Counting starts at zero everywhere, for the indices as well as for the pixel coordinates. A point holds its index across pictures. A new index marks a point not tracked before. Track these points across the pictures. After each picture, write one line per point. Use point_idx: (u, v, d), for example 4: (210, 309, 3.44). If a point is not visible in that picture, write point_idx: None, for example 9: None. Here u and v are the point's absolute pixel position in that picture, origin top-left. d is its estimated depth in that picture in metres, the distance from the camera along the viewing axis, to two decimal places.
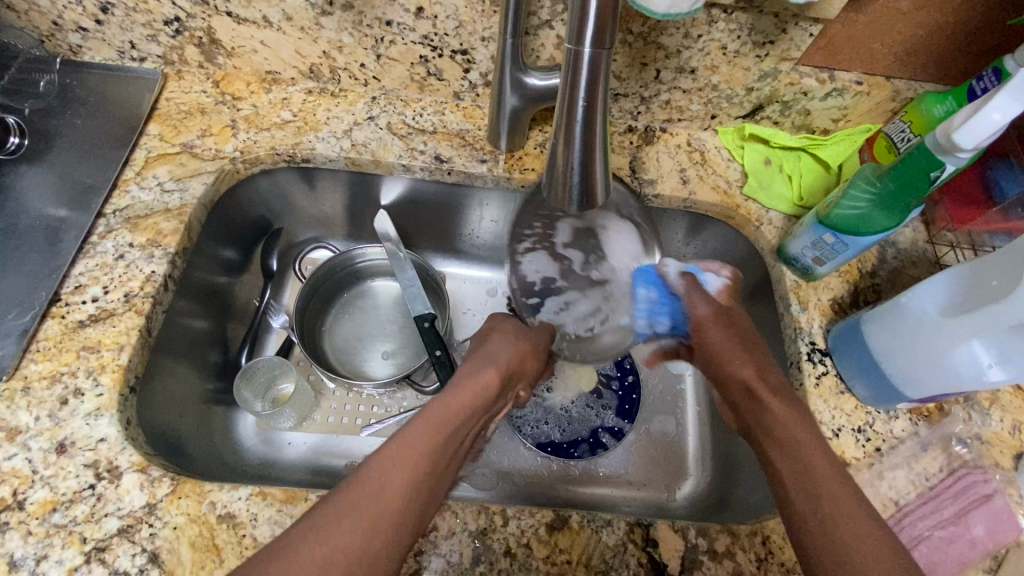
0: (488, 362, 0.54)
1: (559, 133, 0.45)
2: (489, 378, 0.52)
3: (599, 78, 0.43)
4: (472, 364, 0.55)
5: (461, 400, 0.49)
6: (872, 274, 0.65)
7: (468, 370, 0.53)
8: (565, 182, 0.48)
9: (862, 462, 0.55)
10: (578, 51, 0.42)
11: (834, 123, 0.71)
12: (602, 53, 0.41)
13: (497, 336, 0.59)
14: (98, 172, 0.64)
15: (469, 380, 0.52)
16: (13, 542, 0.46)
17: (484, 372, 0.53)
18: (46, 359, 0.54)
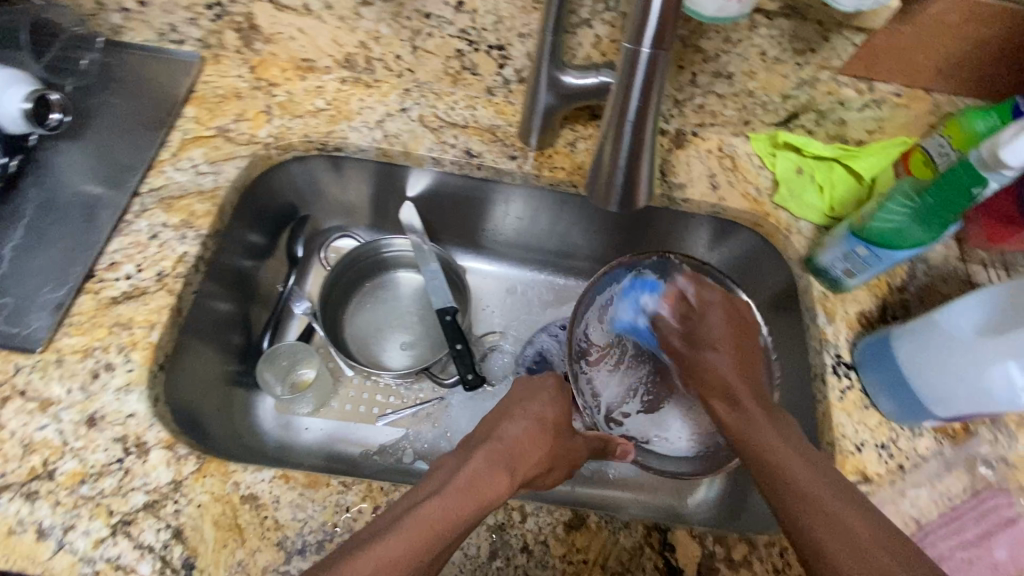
0: (501, 456, 0.48)
1: (611, 131, 0.48)
2: (500, 486, 0.46)
3: (653, 82, 0.45)
4: (484, 454, 0.48)
5: (467, 506, 0.43)
6: (902, 289, 0.65)
7: (481, 461, 0.47)
8: (609, 182, 0.51)
9: (885, 478, 0.55)
10: (636, 52, 0.44)
11: (869, 135, 0.70)
12: (659, 54, 0.44)
13: (519, 418, 0.53)
14: (135, 152, 0.65)
15: (477, 478, 0.45)
16: (43, 510, 0.47)
17: (498, 475, 0.46)
18: (80, 332, 0.55)
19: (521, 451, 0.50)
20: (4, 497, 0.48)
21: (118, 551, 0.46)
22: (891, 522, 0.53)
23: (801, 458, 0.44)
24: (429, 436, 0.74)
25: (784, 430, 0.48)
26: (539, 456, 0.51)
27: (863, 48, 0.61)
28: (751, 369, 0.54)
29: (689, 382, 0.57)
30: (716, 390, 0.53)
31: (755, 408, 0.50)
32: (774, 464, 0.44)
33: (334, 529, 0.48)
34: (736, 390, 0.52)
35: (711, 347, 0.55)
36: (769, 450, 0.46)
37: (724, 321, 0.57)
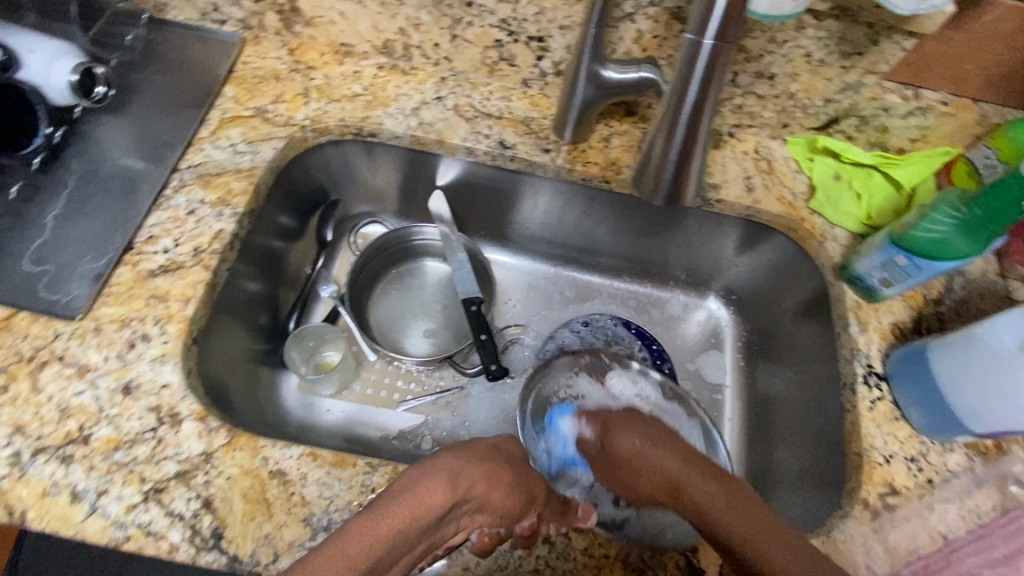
0: (445, 465, 0.43)
1: (666, 121, 0.52)
2: (439, 494, 0.40)
3: (712, 76, 0.48)
4: (423, 463, 0.43)
5: (396, 514, 0.37)
6: (938, 302, 0.63)
7: (415, 471, 0.42)
8: (660, 171, 0.56)
9: (912, 491, 0.54)
10: (698, 42, 0.47)
11: (912, 143, 0.69)
12: (721, 46, 0.46)
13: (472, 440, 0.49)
14: (175, 129, 0.66)
15: (412, 485, 0.40)
16: (78, 474, 0.49)
17: (435, 481, 0.41)
18: (118, 303, 0.56)
19: (469, 463, 0.44)
20: (41, 459, 0.49)
21: (149, 518, 0.47)
22: (917, 536, 0.52)
23: (739, 513, 0.44)
24: (448, 424, 0.74)
25: (714, 490, 0.47)
26: (491, 470, 0.45)
27: (913, 54, 0.60)
28: (667, 443, 0.53)
29: (627, 482, 0.55)
30: (658, 484, 0.52)
31: (683, 471, 0.50)
32: (737, 538, 0.43)
33: (359, 509, 0.49)
34: (674, 473, 0.50)
35: (633, 455, 0.54)
36: (721, 513, 0.45)
37: (627, 428, 0.57)
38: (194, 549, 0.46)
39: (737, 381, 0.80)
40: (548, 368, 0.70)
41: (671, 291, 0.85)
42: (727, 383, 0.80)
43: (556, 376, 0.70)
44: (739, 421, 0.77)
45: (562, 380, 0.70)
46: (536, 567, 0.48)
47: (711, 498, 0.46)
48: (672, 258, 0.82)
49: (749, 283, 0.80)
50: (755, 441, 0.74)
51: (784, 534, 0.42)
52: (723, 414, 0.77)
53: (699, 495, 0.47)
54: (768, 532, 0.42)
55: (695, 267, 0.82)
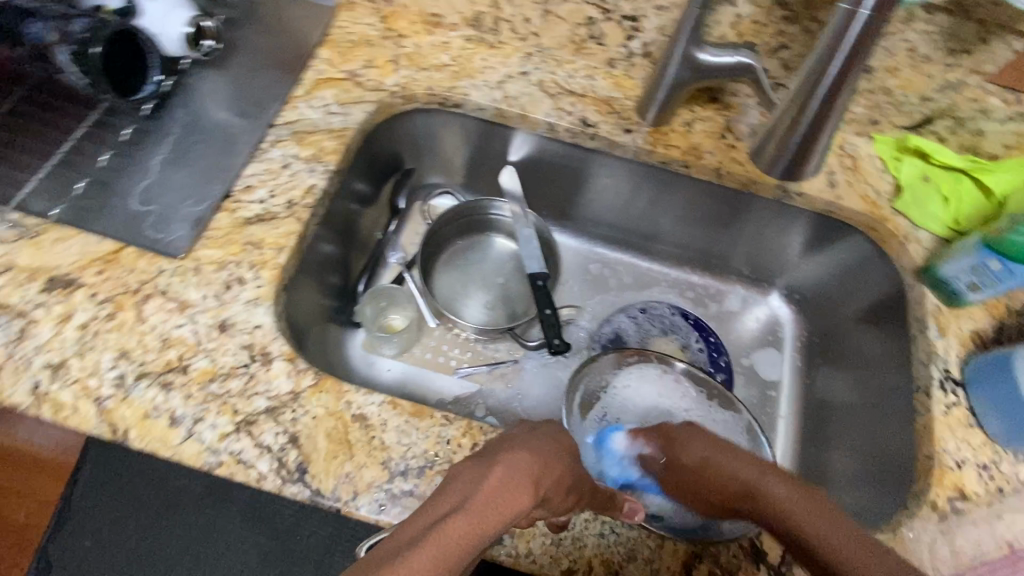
0: (524, 469, 0.38)
1: (801, 97, 0.59)
2: (523, 500, 0.36)
3: (858, 54, 0.54)
4: (505, 465, 0.38)
5: (489, 520, 0.34)
6: (1023, 313, 0.62)
7: (503, 470, 0.37)
8: (782, 145, 0.64)
9: (983, 498, 0.53)
10: (853, 12, 0.51)
11: (1007, 149, 0.67)
12: (877, 18, 0.51)
13: (543, 431, 0.44)
14: (272, 87, 0.69)
15: (501, 487, 0.36)
16: (177, 400, 0.52)
17: (520, 492, 0.36)
18: (216, 246, 0.59)
19: (546, 466, 0.40)
20: (144, 383, 0.52)
21: (240, 447, 0.50)
22: (986, 543, 0.51)
23: (841, 536, 0.41)
24: (503, 395, 0.76)
25: (816, 511, 0.44)
26: (565, 470, 0.41)
27: None
28: (738, 449, 0.52)
29: (701, 498, 0.52)
30: (732, 493, 0.50)
31: (765, 480, 0.48)
32: (829, 555, 0.41)
33: (435, 458, 0.51)
34: (749, 479, 0.49)
35: (702, 464, 0.52)
36: (808, 522, 0.43)
37: (700, 442, 0.54)
38: (280, 480, 0.49)
39: (794, 379, 0.79)
40: (594, 364, 0.70)
41: (731, 286, 0.85)
42: (782, 380, 0.79)
43: (600, 373, 0.70)
44: (793, 420, 0.76)
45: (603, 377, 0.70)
46: (601, 532, 0.49)
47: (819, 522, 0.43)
48: (737, 251, 0.81)
49: (815, 282, 0.79)
50: (809, 440, 0.74)
51: (874, 545, 0.40)
52: (777, 411, 0.77)
53: (795, 516, 0.44)
54: (856, 541, 0.41)
55: (759, 262, 0.82)
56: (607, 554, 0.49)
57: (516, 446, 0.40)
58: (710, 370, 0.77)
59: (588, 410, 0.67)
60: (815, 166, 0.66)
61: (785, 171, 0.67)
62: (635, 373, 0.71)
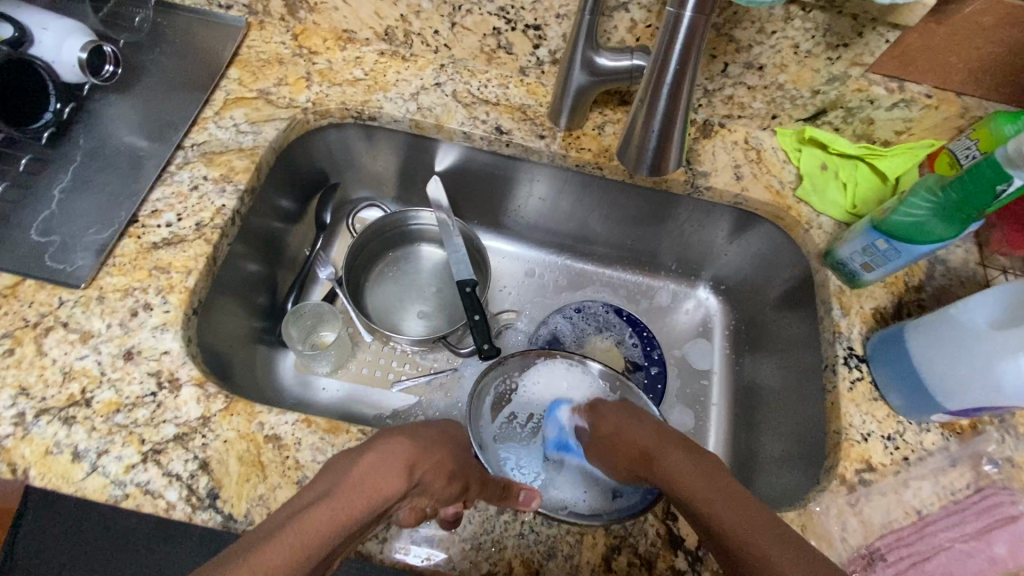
0: (398, 454, 0.44)
1: (648, 94, 0.55)
2: (395, 480, 0.42)
3: (692, 43, 0.51)
4: (377, 451, 0.44)
5: (358, 499, 0.39)
6: (919, 289, 0.65)
7: (376, 455, 0.43)
8: (639, 151, 0.60)
9: (888, 468, 0.56)
10: (678, 15, 0.50)
11: (897, 135, 0.71)
12: (700, 17, 0.49)
13: (423, 430, 0.50)
14: (180, 109, 0.68)
15: (371, 471, 0.42)
16: (79, 434, 0.50)
17: (391, 472, 0.42)
18: (121, 273, 0.58)
19: (421, 452, 0.46)
20: (43, 420, 0.50)
21: (148, 477, 0.49)
22: (892, 510, 0.54)
23: (717, 486, 0.45)
24: (442, 404, 0.76)
25: (699, 467, 0.48)
26: (442, 457, 0.48)
27: (897, 46, 0.62)
28: (643, 417, 0.57)
29: (609, 463, 0.56)
30: (632, 455, 0.54)
31: (658, 443, 0.52)
32: (697, 500, 0.45)
33: None
34: (648, 446, 0.53)
35: (615, 431, 0.57)
36: (692, 479, 0.47)
37: (615, 410, 0.60)
38: (190, 508, 0.48)
39: (724, 367, 0.81)
40: (500, 366, 0.66)
41: (662, 281, 0.87)
42: (714, 369, 0.81)
43: (507, 373, 0.66)
44: (726, 406, 0.78)
45: (507, 379, 0.66)
46: (521, 532, 0.50)
47: (700, 476, 0.47)
48: (663, 247, 0.83)
49: (737, 272, 0.81)
50: (739, 426, 0.76)
51: (738, 498, 0.44)
52: (710, 399, 0.79)
53: (676, 472, 0.48)
54: (727, 494, 0.44)
55: (685, 256, 0.84)
56: (527, 553, 0.49)
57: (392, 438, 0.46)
58: (644, 364, 0.79)
59: (497, 411, 0.65)
60: (678, 160, 0.60)
61: (652, 167, 0.61)
62: (548, 371, 0.67)
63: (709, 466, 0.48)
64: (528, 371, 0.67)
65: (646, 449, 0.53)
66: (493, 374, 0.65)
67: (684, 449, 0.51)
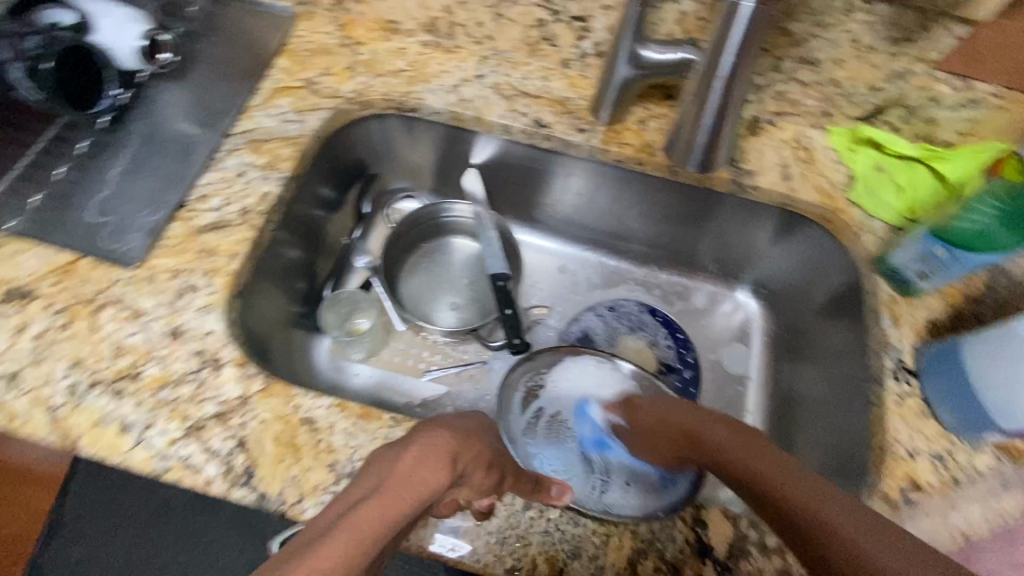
0: (441, 446, 0.41)
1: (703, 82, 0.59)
2: (439, 477, 0.39)
3: (750, 41, 0.55)
4: (420, 444, 0.41)
5: (404, 497, 0.36)
6: (979, 300, 0.61)
7: (418, 449, 0.40)
8: (692, 142, 0.65)
9: (936, 489, 0.53)
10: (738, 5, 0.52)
11: (961, 138, 0.67)
12: (760, 11, 0.52)
13: (461, 419, 0.48)
14: (229, 97, 0.70)
15: (416, 465, 0.39)
16: (128, 407, 0.52)
17: (437, 466, 0.39)
18: (170, 255, 0.60)
19: (463, 444, 0.43)
20: (96, 391, 0.53)
21: (189, 452, 0.51)
22: (938, 534, 0.51)
23: (779, 467, 0.43)
24: (470, 396, 0.76)
25: (752, 444, 0.47)
26: (482, 447, 0.45)
27: None
28: (691, 404, 0.54)
29: (652, 448, 0.57)
30: (677, 441, 0.53)
31: (705, 423, 0.51)
32: (757, 475, 0.44)
33: None
34: (692, 426, 0.52)
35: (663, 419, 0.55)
36: (749, 459, 0.45)
37: (653, 401, 0.58)
38: (228, 484, 0.50)
39: (761, 374, 0.79)
40: (530, 361, 0.69)
41: (699, 282, 0.84)
42: (750, 374, 0.79)
43: (539, 368, 0.70)
44: (761, 413, 0.76)
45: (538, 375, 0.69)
46: (546, 530, 0.50)
47: (766, 460, 0.44)
48: (703, 246, 0.81)
49: (781, 276, 0.79)
50: (775, 434, 0.73)
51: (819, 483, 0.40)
52: (745, 405, 0.77)
53: (733, 454, 0.47)
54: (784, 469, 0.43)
55: (725, 257, 0.81)
56: (552, 551, 0.49)
57: (434, 428, 0.43)
58: (677, 366, 0.77)
59: (527, 406, 0.67)
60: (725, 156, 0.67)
61: (701, 163, 0.67)
62: (577, 365, 0.70)
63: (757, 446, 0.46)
64: (558, 369, 0.70)
65: (688, 431, 0.52)
66: (521, 367, 0.69)
67: (739, 431, 0.49)
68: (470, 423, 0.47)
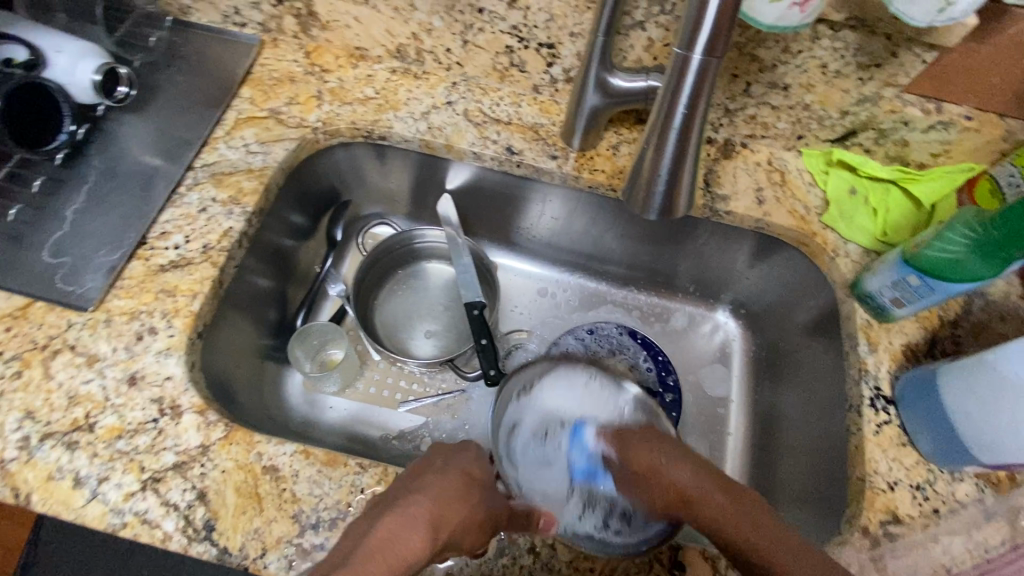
0: (421, 512, 0.44)
1: (655, 136, 0.48)
2: (419, 540, 0.42)
3: (703, 89, 0.45)
4: (402, 511, 0.44)
5: (384, 561, 0.39)
6: (954, 323, 0.61)
7: (397, 517, 0.43)
8: (648, 190, 0.51)
9: (917, 521, 0.52)
10: (686, 56, 0.44)
11: (933, 158, 0.66)
12: (711, 60, 0.43)
13: (444, 471, 0.50)
14: (192, 128, 0.68)
15: (395, 534, 0.42)
16: (81, 460, 0.50)
17: (416, 530, 0.42)
18: (129, 296, 0.58)
19: (445, 507, 0.45)
20: (48, 444, 0.51)
21: (146, 506, 0.49)
22: (919, 568, 0.50)
23: (765, 536, 0.45)
24: (448, 427, 0.74)
25: (750, 513, 0.47)
26: (467, 510, 0.46)
27: (934, 66, 0.58)
28: (679, 451, 0.53)
29: (646, 498, 0.53)
30: (670, 499, 0.51)
31: (703, 488, 0.49)
32: (724, 534, 0.47)
33: (347, 508, 0.50)
34: (684, 485, 0.50)
35: (649, 465, 0.53)
36: (743, 532, 0.46)
37: (642, 436, 0.56)
38: (186, 539, 0.48)
39: (742, 396, 0.77)
40: (524, 371, 0.65)
41: (679, 303, 0.83)
42: (731, 397, 0.77)
43: (526, 378, 0.65)
44: (744, 437, 0.75)
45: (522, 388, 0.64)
46: None
47: (755, 529, 0.46)
48: (681, 268, 0.80)
49: (759, 297, 0.78)
50: (757, 459, 0.72)
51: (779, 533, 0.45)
52: (727, 428, 0.75)
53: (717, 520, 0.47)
54: (779, 543, 0.44)
55: (704, 279, 0.80)
56: None
57: (409, 502, 0.45)
58: (659, 390, 0.76)
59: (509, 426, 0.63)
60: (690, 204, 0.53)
61: (662, 210, 0.53)
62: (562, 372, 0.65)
63: (748, 517, 0.47)
64: (542, 382, 0.65)
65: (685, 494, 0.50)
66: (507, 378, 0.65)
67: (737, 501, 0.48)
68: (451, 478, 0.49)
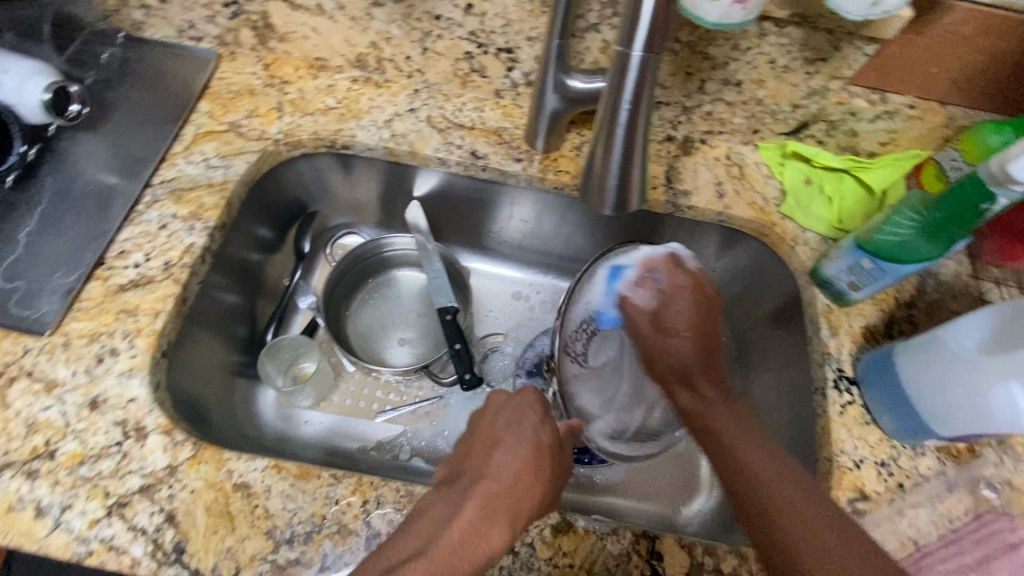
0: (500, 505, 0.44)
1: (603, 134, 0.49)
2: (499, 537, 0.42)
3: (644, 87, 0.46)
4: (477, 504, 0.43)
5: (459, 567, 0.40)
6: (910, 304, 0.63)
7: (475, 507, 0.43)
8: (602, 187, 0.53)
9: (883, 497, 0.53)
10: (626, 54, 0.45)
11: (881, 147, 0.69)
12: (650, 59, 0.44)
13: (514, 445, 0.48)
14: (149, 143, 0.67)
15: (471, 531, 0.42)
16: (42, 489, 0.49)
17: (494, 524, 0.42)
18: (87, 318, 0.56)
19: (519, 494, 0.45)
20: (7, 474, 0.49)
21: (112, 532, 0.47)
22: (888, 542, 0.51)
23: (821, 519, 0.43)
24: (427, 434, 0.74)
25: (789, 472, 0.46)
26: (539, 492, 0.46)
27: (876, 58, 0.60)
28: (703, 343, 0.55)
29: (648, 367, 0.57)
30: (671, 369, 0.54)
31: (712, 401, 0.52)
32: (741, 460, 0.47)
33: (322, 521, 0.49)
34: (692, 369, 0.54)
35: (666, 330, 0.55)
36: (758, 467, 0.46)
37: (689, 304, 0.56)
38: (155, 564, 0.46)
39: None
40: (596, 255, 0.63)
41: None
42: None
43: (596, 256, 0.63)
44: None
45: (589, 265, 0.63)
46: None
47: (780, 478, 0.45)
48: None
49: (726, 289, 0.79)
50: None
51: (796, 479, 0.46)
52: None
53: (714, 419, 0.51)
54: (809, 509, 0.44)
55: None
56: None
57: (485, 490, 0.44)
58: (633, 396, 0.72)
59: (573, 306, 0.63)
60: (643, 199, 0.54)
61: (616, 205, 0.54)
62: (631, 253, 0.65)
63: (771, 460, 0.47)
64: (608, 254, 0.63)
65: (685, 368, 0.54)
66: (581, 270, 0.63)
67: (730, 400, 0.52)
68: (518, 459, 0.47)
